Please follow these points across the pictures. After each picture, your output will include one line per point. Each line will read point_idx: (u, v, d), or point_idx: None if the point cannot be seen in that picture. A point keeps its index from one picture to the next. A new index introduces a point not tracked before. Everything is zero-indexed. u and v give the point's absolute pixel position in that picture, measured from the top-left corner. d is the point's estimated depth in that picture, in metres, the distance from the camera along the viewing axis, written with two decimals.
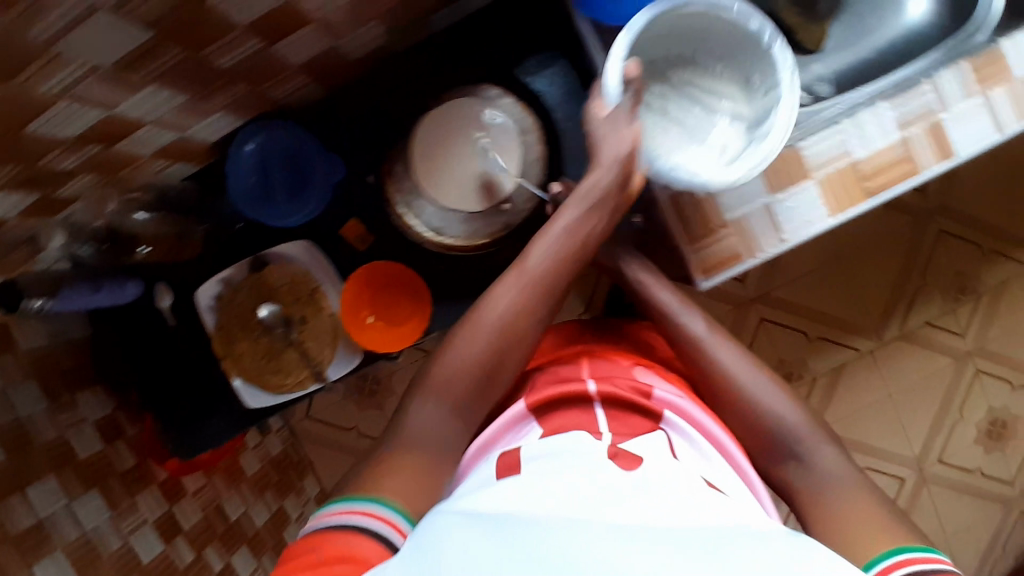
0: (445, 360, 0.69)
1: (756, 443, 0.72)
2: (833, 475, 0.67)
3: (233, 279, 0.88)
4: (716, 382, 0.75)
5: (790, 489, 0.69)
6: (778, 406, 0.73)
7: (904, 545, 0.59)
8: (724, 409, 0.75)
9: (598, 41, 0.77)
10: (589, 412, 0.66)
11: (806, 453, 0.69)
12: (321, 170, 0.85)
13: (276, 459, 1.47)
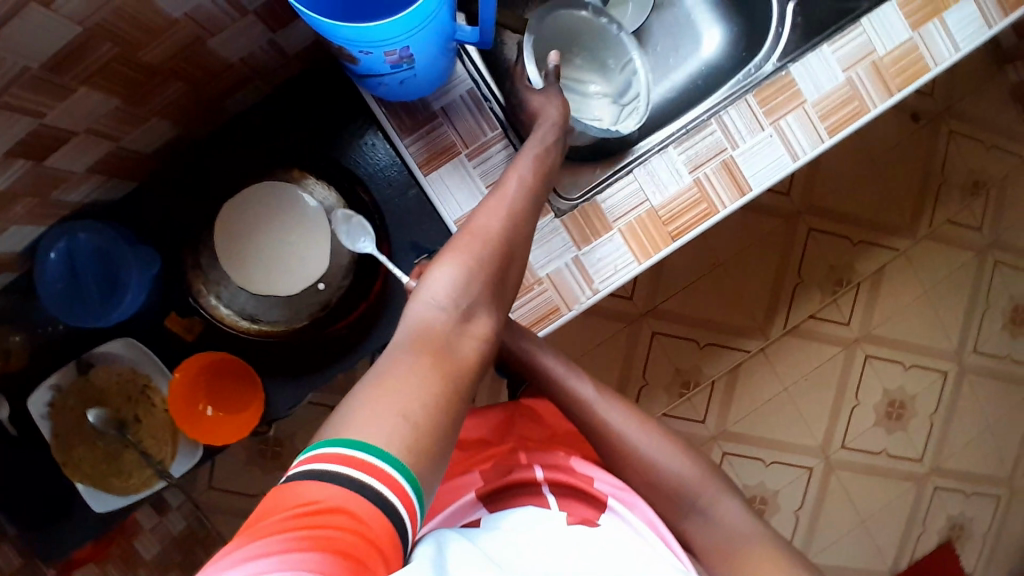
0: (441, 287, 0.57)
1: (661, 504, 0.74)
2: (729, 526, 0.72)
3: (64, 384, 0.85)
4: (624, 460, 0.75)
5: (702, 547, 0.73)
6: (681, 470, 0.74)
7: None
8: (625, 475, 0.75)
9: (389, 114, 0.77)
10: (541, 502, 0.69)
11: (712, 512, 0.73)
12: (135, 267, 0.82)
13: (179, 537, 1.40)
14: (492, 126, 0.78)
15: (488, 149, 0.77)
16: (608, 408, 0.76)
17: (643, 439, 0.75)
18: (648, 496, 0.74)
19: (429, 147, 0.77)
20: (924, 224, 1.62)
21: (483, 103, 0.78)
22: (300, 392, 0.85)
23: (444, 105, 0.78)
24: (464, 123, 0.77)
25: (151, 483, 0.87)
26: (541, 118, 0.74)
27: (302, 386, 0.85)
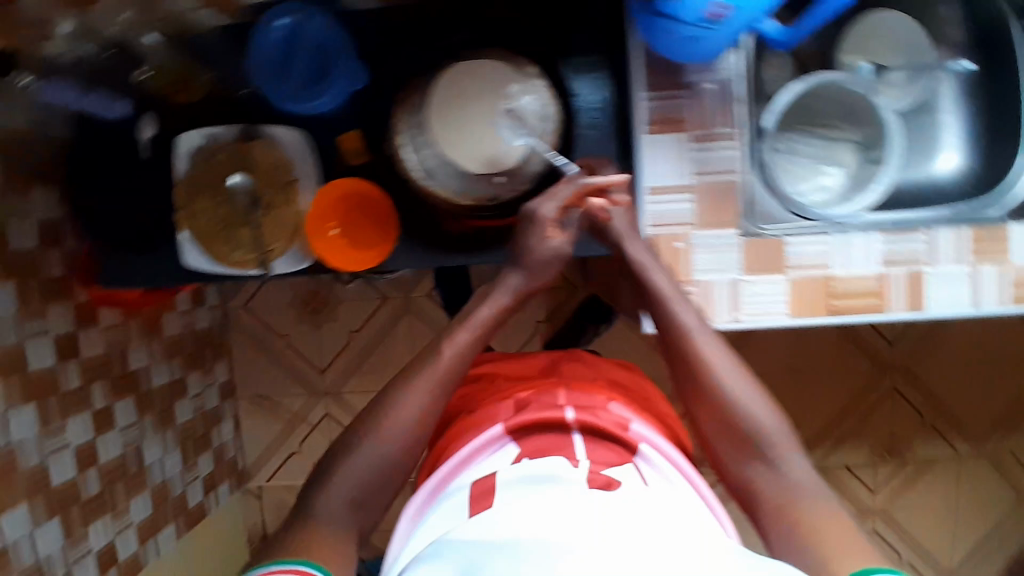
0: (473, 322, 0.75)
1: (728, 441, 0.70)
2: (801, 485, 0.66)
3: (220, 138, 0.86)
4: (700, 386, 0.71)
5: (763, 493, 0.67)
6: (759, 412, 0.69)
7: (867, 567, 0.56)
8: (700, 403, 0.72)
9: (643, 61, 0.75)
10: (564, 436, 0.70)
11: (781, 460, 0.68)
12: (345, 75, 0.83)
13: (199, 333, 1.47)
14: (729, 123, 0.75)
15: (714, 142, 0.76)
16: (700, 332, 0.73)
17: (725, 372, 0.71)
18: (718, 431, 0.70)
19: (661, 111, 0.76)
20: (990, 444, 1.55)
21: (732, 98, 0.75)
22: (421, 261, 0.86)
23: (696, 82, 0.75)
24: (705, 107, 0.76)
25: (249, 266, 0.88)
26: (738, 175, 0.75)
27: (428, 259, 0.86)
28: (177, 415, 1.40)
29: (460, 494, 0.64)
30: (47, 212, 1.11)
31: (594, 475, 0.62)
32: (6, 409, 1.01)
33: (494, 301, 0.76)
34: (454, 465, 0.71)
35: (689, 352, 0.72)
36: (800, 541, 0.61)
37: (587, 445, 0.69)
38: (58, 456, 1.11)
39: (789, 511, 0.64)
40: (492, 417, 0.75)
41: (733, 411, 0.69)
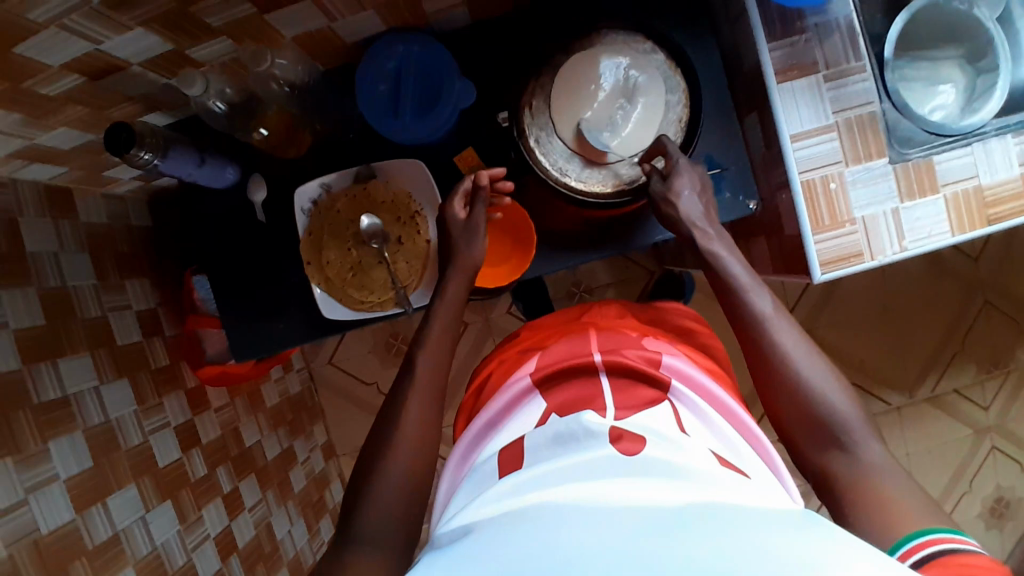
0: (444, 312, 0.77)
1: (801, 426, 0.65)
2: (881, 466, 0.60)
3: (335, 185, 0.84)
4: (770, 367, 0.68)
5: (832, 480, 0.62)
6: (836, 396, 0.65)
7: (931, 528, 0.53)
8: (768, 389, 0.68)
9: (762, 16, 0.77)
10: (594, 383, 0.67)
11: (856, 443, 0.62)
12: (455, 98, 0.80)
13: (292, 399, 1.46)
14: (858, 57, 0.77)
15: (847, 77, 0.77)
16: (775, 320, 0.70)
17: (801, 352, 0.68)
18: (789, 413, 0.66)
19: (790, 58, 0.77)
20: None
21: (856, 34, 0.77)
22: (567, 262, 0.87)
23: (818, 24, 0.77)
24: (832, 45, 0.77)
25: (389, 306, 0.85)
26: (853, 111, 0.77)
27: (574, 258, 0.86)
28: (292, 485, 1.37)
29: (493, 462, 0.62)
30: (144, 303, 1.09)
31: (632, 429, 0.58)
32: (148, 511, 0.95)
33: (463, 269, 0.78)
34: (491, 425, 0.70)
35: (758, 334, 0.69)
36: (869, 518, 0.57)
37: (617, 388, 0.66)
38: (201, 550, 1.04)
39: (861, 488, 0.59)
40: (523, 369, 0.73)
41: (803, 390, 0.66)
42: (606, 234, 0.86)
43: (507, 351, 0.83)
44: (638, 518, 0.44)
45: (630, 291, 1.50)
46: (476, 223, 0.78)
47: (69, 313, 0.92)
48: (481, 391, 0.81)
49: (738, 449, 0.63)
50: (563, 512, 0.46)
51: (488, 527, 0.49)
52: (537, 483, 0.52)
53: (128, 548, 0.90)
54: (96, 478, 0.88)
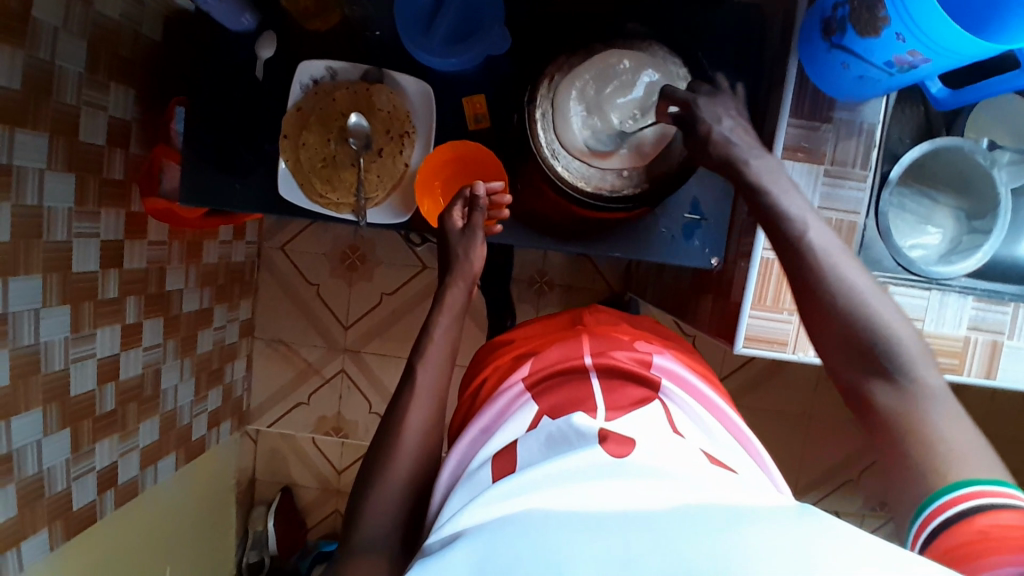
0: (450, 304, 0.78)
1: (845, 355, 0.60)
2: (935, 398, 0.55)
3: (341, 73, 0.84)
4: (813, 295, 0.62)
5: (884, 412, 0.57)
6: (891, 324, 0.59)
7: (971, 478, 0.50)
8: (811, 317, 0.62)
9: (795, 91, 0.78)
10: (588, 382, 0.67)
11: (907, 373, 0.57)
12: (487, 43, 0.80)
13: (230, 266, 1.45)
14: (864, 165, 0.79)
15: (844, 181, 0.79)
16: (827, 245, 0.63)
17: (854, 281, 0.61)
18: (833, 342, 0.60)
19: (802, 140, 0.78)
20: None
21: (872, 145, 0.79)
22: (532, 245, 0.86)
23: (841, 120, 0.78)
24: (845, 147, 0.79)
25: (341, 211, 0.85)
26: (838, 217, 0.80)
27: (538, 243, 0.86)
28: (197, 343, 1.37)
29: (484, 462, 0.59)
30: (122, 112, 1.07)
31: (620, 432, 0.56)
32: (43, 307, 0.96)
33: (463, 277, 0.79)
34: (485, 428, 0.68)
35: (809, 258, 0.63)
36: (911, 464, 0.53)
37: (608, 386, 0.66)
38: (81, 365, 1.05)
39: (908, 425, 0.55)
40: (515, 375, 0.73)
41: (849, 320, 0.59)
42: (580, 229, 0.86)
43: (502, 358, 0.83)
44: (641, 524, 0.43)
45: (585, 301, 1.51)
46: (473, 231, 0.79)
47: (45, 91, 0.91)
48: (477, 395, 0.80)
49: (741, 457, 0.62)
50: (564, 522, 0.44)
51: (479, 532, 0.45)
52: (537, 484, 0.50)
53: (11, 334, 0.91)
54: (7, 253, 0.88)
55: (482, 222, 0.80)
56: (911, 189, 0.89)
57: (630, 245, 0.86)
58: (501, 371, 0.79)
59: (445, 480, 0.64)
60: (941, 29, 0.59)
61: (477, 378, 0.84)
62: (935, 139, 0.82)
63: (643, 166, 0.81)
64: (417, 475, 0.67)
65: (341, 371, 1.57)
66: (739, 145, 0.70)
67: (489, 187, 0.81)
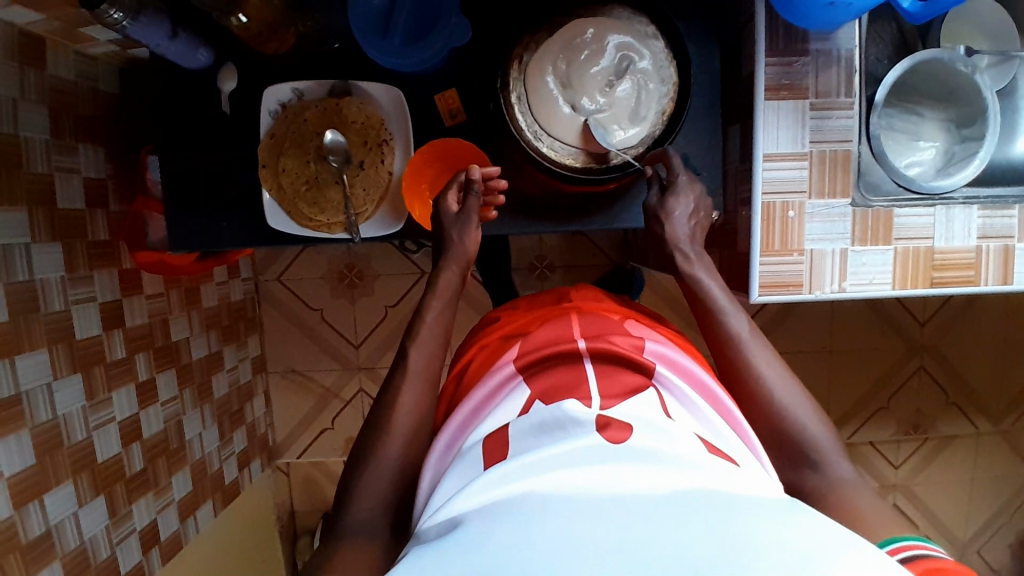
0: (443, 288, 0.77)
1: (779, 451, 0.68)
2: (852, 485, 0.65)
3: (308, 93, 0.83)
4: (750, 390, 0.69)
5: (813, 496, 0.65)
6: (812, 418, 0.68)
7: (896, 537, 0.56)
8: (747, 409, 0.70)
9: (767, 29, 0.76)
10: (580, 367, 0.65)
11: (828, 464, 0.66)
12: (448, 36, 0.79)
13: (232, 306, 1.45)
14: (849, 93, 0.78)
15: (832, 110, 0.78)
16: (757, 346, 0.71)
17: (783, 380, 0.69)
18: (767, 437, 0.68)
19: (782, 77, 0.77)
20: (1008, 421, 1.57)
21: (853, 70, 0.78)
22: (521, 230, 0.86)
23: (818, 51, 0.77)
24: (826, 76, 0.77)
25: (333, 229, 0.84)
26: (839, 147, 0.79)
27: (528, 228, 0.85)
28: (213, 389, 1.37)
29: (477, 446, 0.59)
30: (95, 171, 1.06)
31: (616, 417, 0.56)
32: (55, 380, 0.95)
33: (458, 261, 0.78)
34: (467, 419, 0.66)
35: (745, 359, 0.70)
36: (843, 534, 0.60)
37: (601, 372, 0.64)
38: (104, 430, 1.04)
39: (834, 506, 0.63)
40: (504, 357, 0.70)
41: (782, 416, 0.68)
42: (572, 208, 0.85)
43: (489, 338, 0.80)
44: (641, 511, 0.44)
45: (589, 277, 1.50)
46: (470, 213, 0.78)
47: (15, 164, 0.89)
48: (461, 377, 0.78)
49: (725, 438, 0.61)
50: (556, 509, 0.45)
51: (476, 519, 0.46)
52: (531, 469, 0.50)
53: (28, 412, 0.90)
54: (7, 334, 0.87)
55: (477, 206, 0.79)
56: (896, 107, 0.87)
57: (620, 213, 0.85)
58: (488, 351, 0.77)
59: (428, 482, 0.63)
60: None
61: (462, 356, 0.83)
62: (920, 53, 0.81)
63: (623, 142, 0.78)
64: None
65: (360, 390, 1.57)
66: (689, 237, 0.77)
67: (484, 170, 0.80)
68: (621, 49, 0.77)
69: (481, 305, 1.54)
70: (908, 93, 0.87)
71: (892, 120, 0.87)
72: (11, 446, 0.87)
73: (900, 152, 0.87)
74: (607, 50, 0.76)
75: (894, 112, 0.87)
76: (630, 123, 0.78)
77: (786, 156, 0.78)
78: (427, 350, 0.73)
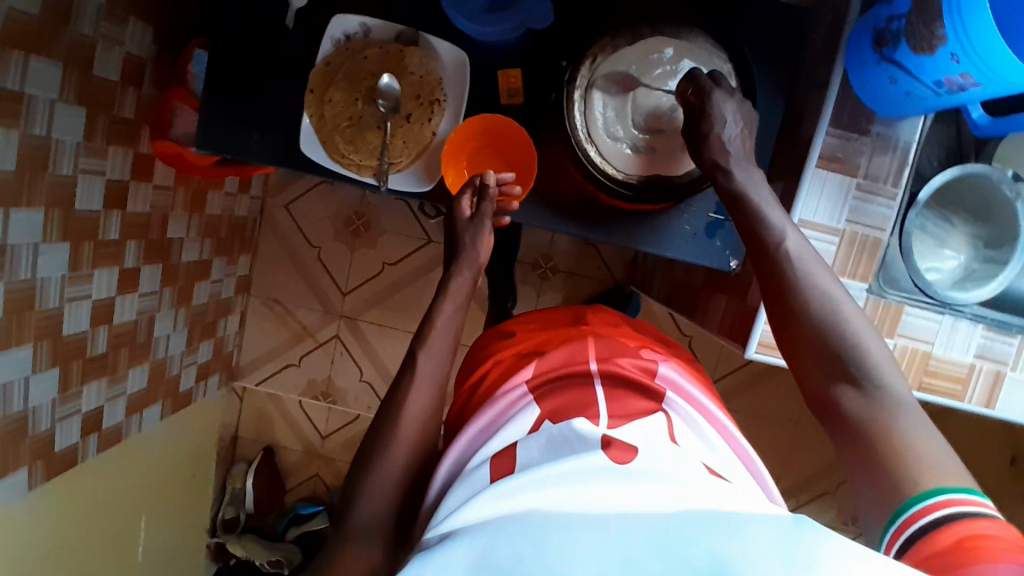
0: (454, 293, 0.75)
1: (820, 369, 0.60)
2: (903, 406, 0.56)
3: (375, 32, 0.82)
4: (789, 301, 0.63)
5: (855, 416, 0.57)
6: (859, 332, 0.60)
7: (939, 487, 0.50)
8: (785, 321, 0.63)
9: (837, 101, 0.77)
10: (588, 388, 0.66)
11: (875, 381, 0.58)
12: (528, 17, 0.78)
13: (233, 219, 1.43)
14: (896, 183, 0.79)
15: (873, 197, 0.79)
16: (803, 255, 0.64)
17: (830, 291, 0.62)
18: (808, 353, 0.61)
19: (838, 151, 0.78)
20: None
21: (905, 162, 0.79)
22: (570, 231, 0.85)
23: (878, 135, 0.78)
24: (879, 161, 0.78)
25: (362, 173, 0.83)
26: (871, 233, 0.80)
27: (569, 231, 0.85)
28: (193, 295, 1.35)
29: (481, 464, 0.58)
30: (138, 50, 1.03)
31: (625, 439, 0.56)
32: (43, 242, 0.92)
33: (469, 264, 0.77)
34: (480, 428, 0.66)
35: (785, 268, 0.63)
36: (879, 473, 0.54)
37: (612, 396, 0.65)
38: (76, 305, 1.02)
39: (878, 433, 0.55)
40: (517, 376, 0.70)
41: (821, 328, 0.60)
42: (623, 226, 0.84)
43: (505, 352, 0.80)
44: (642, 527, 0.43)
45: (588, 290, 1.50)
46: (483, 219, 0.77)
47: (62, 19, 0.87)
48: (476, 389, 0.79)
49: (732, 464, 0.62)
50: (559, 521, 0.44)
51: (481, 528, 0.45)
52: (536, 484, 0.49)
53: (8, 266, 0.87)
54: (9, 185, 0.84)
55: (492, 210, 0.78)
56: (934, 210, 0.88)
57: (656, 243, 0.84)
58: (503, 366, 0.77)
59: (444, 473, 0.62)
60: (997, 57, 0.59)
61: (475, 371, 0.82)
62: (966, 168, 0.81)
63: (667, 172, 0.80)
64: (408, 446, 0.66)
65: (334, 336, 1.56)
66: (733, 151, 0.70)
67: (499, 178, 0.80)
68: (691, 76, 0.78)
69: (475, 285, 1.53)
70: (949, 201, 0.87)
71: (924, 221, 0.88)
72: None
73: (924, 253, 0.88)
74: (679, 73, 0.78)
75: (928, 214, 0.88)
76: (677, 150, 0.80)
77: (818, 228, 0.79)
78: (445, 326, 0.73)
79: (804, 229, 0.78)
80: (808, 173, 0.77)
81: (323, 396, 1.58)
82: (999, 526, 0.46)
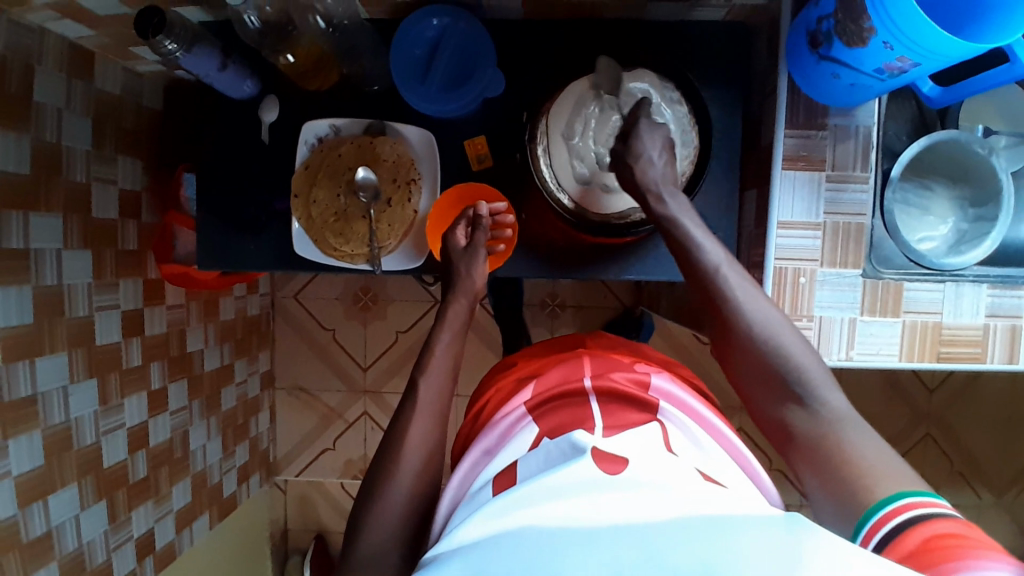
0: (451, 320, 0.79)
1: (765, 388, 0.64)
2: (847, 421, 0.60)
3: (344, 130, 0.87)
4: (730, 329, 0.67)
5: (798, 434, 0.61)
6: (794, 350, 0.64)
7: (900, 493, 0.51)
8: (729, 343, 0.67)
9: (789, 102, 0.80)
10: (584, 405, 0.66)
11: (816, 398, 0.61)
12: (485, 85, 0.82)
13: (247, 319, 1.48)
14: (865, 167, 0.80)
15: (847, 184, 0.80)
16: (739, 282, 0.68)
17: (761, 309, 0.66)
18: (753, 376, 0.65)
19: (801, 148, 0.80)
20: (1010, 494, 1.54)
21: (870, 145, 0.80)
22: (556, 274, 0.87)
23: (837, 125, 0.80)
24: (844, 149, 0.80)
25: (355, 261, 0.86)
26: (854, 219, 0.81)
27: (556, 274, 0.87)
28: (221, 401, 1.39)
29: (485, 488, 0.59)
30: (131, 183, 1.09)
31: (616, 450, 0.56)
32: (71, 383, 0.96)
33: (467, 293, 0.80)
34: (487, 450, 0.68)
35: (722, 294, 0.68)
36: (838, 478, 0.56)
37: (606, 411, 0.65)
38: (113, 435, 1.06)
39: (828, 445, 0.58)
40: (515, 400, 0.72)
41: (761, 346, 0.65)
42: (600, 253, 0.87)
43: (502, 383, 0.82)
44: (632, 534, 0.44)
45: (599, 318, 1.52)
46: (476, 247, 0.81)
47: (55, 172, 0.93)
48: (475, 423, 0.81)
49: (728, 469, 0.62)
50: (549, 535, 0.45)
51: (477, 547, 0.46)
52: (529, 500, 0.50)
53: (42, 413, 0.91)
54: (31, 336, 0.89)
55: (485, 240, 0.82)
56: (913, 182, 0.88)
57: (644, 268, 0.86)
58: (502, 394, 0.79)
59: (444, 510, 0.64)
60: (925, 32, 0.61)
61: (477, 404, 0.85)
62: (937, 133, 0.82)
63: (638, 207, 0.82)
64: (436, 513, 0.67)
65: (363, 413, 1.58)
66: (664, 174, 0.75)
67: (491, 208, 0.84)
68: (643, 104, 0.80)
69: (488, 335, 1.56)
70: (925, 170, 0.88)
71: (907, 194, 0.88)
72: (23, 446, 0.89)
73: (913, 224, 0.88)
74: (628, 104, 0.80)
75: (908, 186, 0.88)
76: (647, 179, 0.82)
77: (799, 224, 0.80)
78: (437, 380, 0.73)
79: (785, 229, 0.80)
80: (778, 175, 0.80)
81: (361, 475, 1.59)
82: (955, 525, 0.47)
